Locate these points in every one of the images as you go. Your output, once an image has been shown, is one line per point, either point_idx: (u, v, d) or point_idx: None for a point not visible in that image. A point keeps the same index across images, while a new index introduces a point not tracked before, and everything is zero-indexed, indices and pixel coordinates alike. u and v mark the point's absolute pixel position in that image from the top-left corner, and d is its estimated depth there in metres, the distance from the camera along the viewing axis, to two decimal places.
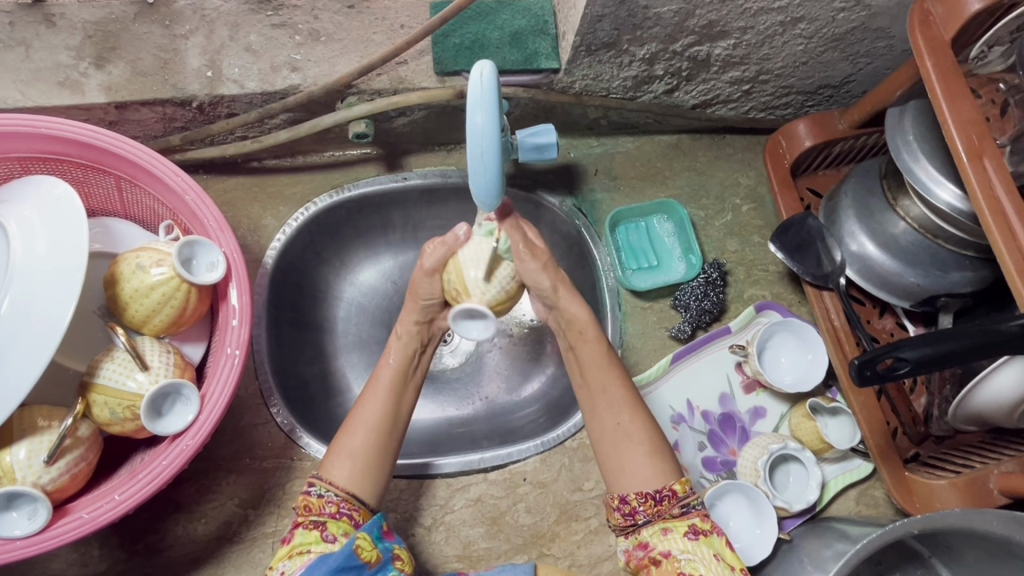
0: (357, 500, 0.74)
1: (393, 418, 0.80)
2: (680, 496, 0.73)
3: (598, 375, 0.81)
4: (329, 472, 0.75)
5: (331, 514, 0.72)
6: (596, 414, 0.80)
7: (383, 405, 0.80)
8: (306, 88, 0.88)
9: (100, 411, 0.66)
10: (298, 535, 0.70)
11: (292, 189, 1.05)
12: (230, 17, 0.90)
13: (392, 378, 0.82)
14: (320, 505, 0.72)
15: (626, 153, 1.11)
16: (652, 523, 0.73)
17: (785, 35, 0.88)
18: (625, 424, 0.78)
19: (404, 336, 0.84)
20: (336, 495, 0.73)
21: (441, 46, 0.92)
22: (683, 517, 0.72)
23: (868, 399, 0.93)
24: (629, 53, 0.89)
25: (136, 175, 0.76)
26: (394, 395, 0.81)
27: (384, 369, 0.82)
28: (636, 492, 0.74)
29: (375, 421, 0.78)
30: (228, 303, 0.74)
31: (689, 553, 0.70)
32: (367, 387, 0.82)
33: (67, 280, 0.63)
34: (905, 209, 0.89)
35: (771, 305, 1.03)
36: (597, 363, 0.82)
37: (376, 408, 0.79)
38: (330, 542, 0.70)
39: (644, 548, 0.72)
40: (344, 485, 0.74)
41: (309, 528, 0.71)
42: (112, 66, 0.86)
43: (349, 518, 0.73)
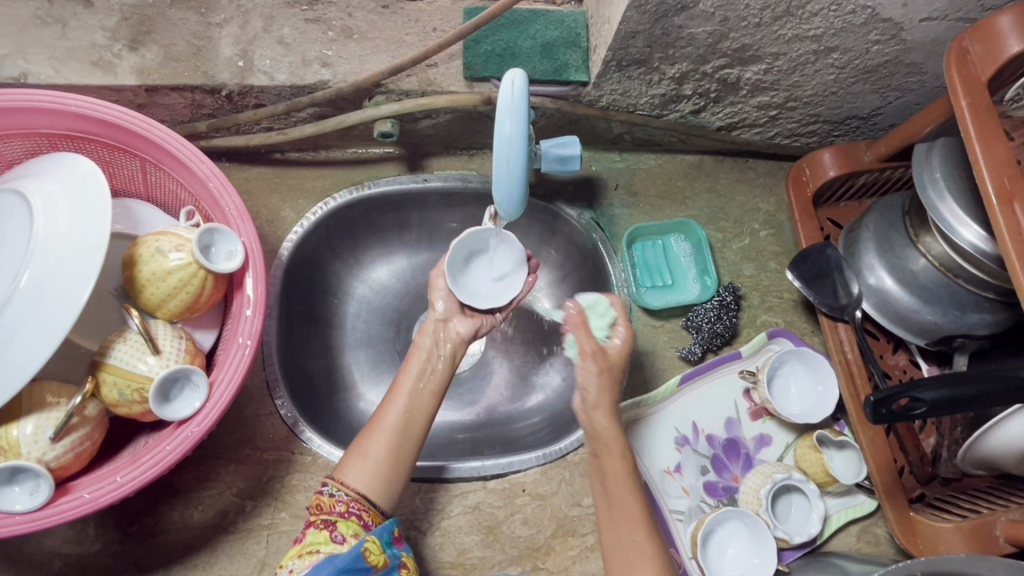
0: (368, 502, 0.74)
1: (410, 422, 0.79)
2: None
3: (617, 483, 0.78)
4: (343, 472, 0.75)
5: (341, 514, 0.72)
6: (612, 523, 0.76)
7: (401, 409, 0.79)
8: (335, 85, 0.88)
9: (108, 391, 0.66)
10: (310, 534, 0.71)
11: (313, 182, 1.05)
12: (265, 10, 0.91)
13: (411, 385, 0.82)
14: (331, 503, 0.72)
15: (648, 170, 1.11)
16: None
17: (817, 63, 0.88)
18: (640, 542, 0.74)
19: (424, 344, 0.85)
20: (347, 496, 0.73)
21: (472, 51, 0.92)
22: None
23: (876, 435, 0.92)
24: (660, 70, 0.88)
25: (161, 160, 0.76)
26: (413, 399, 0.81)
27: (405, 375, 0.83)
28: None
29: (393, 425, 0.78)
30: (243, 293, 0.74)
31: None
32: (389, 392, 0.82)
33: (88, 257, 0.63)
34: (927, 246, 0.87)
35: (783, 332, 1.03)
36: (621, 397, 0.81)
37: (396, 413, 0.79)
38: (339, 543, 0.70)
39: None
40: (356, 485, 0.74)
41: (320, 528, 0.71)
42: (146, 50, 0.86)
43: (359, 518, 0.72)
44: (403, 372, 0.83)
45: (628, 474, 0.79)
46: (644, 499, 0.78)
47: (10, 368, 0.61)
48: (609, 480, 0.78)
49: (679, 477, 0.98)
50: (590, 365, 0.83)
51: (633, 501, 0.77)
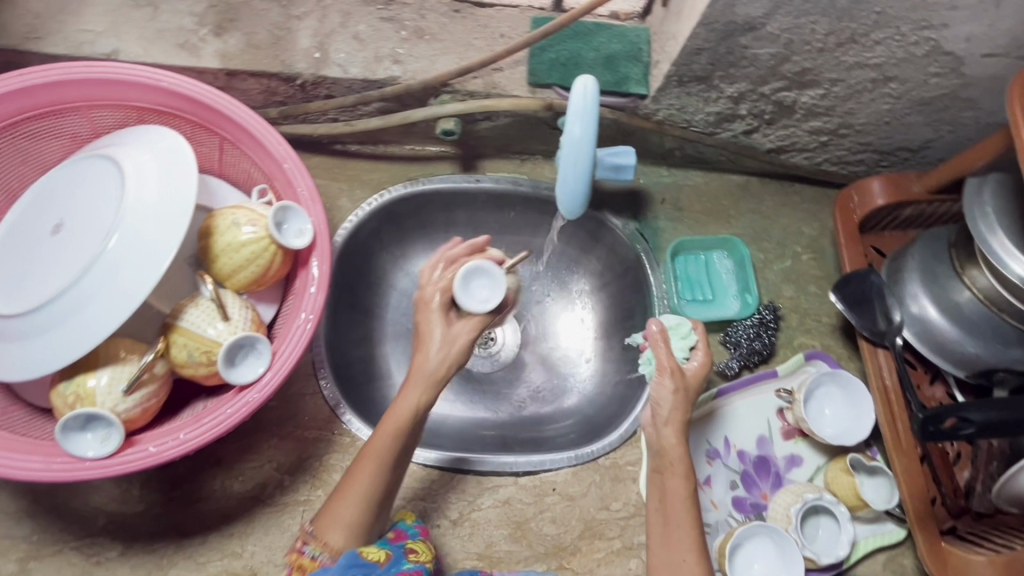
0: None
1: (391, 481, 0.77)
2: None
3: (676, 508, 0.80)
4: (325, 534, 0.74)
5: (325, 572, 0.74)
6: (666, 542, 0.78)
7: (383, 468, 0.76)
8: (404, 81, 0.92)
9: (178, 351, 0.69)
10: None
11: (369, 175, 1.09)
12: (343, 6, 0.95)
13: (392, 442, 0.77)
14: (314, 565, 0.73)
15: (695, 187, 1.13)
16: None
17: (874, 92, 0.90)
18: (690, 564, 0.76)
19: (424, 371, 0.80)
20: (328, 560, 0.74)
21: (537, 59, 0.95)
22: None
23: (911, 462, 0.92)
24: (718, 88, 0.91)
25: (240, 139, 0.80)
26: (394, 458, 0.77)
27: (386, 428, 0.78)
28: None
29: (367, 492, 0.76)
30: (307, 271, 0.77)
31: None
32: (366, 449, 0.78)
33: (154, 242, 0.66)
34: (972, 279, 0.88)
35: (820, 355, 1.03)
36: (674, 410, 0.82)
37: (372, 475, 0.76)
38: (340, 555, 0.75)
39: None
40: (337, 550, 0.74)
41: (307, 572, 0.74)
42: (229, 36, 0.91)
43: None
44: (387, 414, 0.79)
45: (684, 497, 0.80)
46: (700, 524, 0.79)
47: (97, 322, 0.64)
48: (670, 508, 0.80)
49: (708, 490, 0.98)
50: (668, 382, 0.83)
51: (687, 524, 0.78)
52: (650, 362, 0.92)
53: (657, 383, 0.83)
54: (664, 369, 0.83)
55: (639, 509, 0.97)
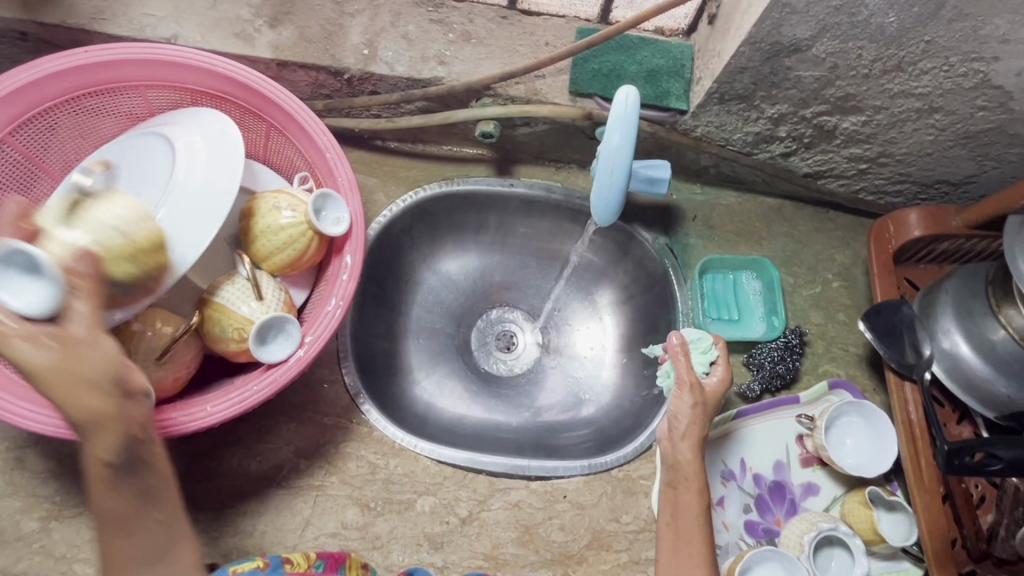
0: None
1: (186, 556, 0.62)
2: None
3: (688, 523, 0.79)
4: None
5: None
6: (676, 556, 0.77)
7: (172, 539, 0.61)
8: (448, 82, 0.94)
9: (212, 326, 0.72)
10: None
11: (406, 172, 1.10)
12: (394, 6, 0.97)
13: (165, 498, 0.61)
14: None
15: (728, 207, 1.13)
16: None
17: (917, 122, 0.89)
18: None
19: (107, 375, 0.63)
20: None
21: (580, 68, 0.96)
22: None
23: (932, 501, 0.91)
24: (759, 108, 0.91)
25: (286, 127, 0.83)
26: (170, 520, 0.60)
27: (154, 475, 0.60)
28: None
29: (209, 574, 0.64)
30: (341, 259, 0.79)
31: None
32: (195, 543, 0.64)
33: (109, 211, 0.63)
34: (1008, 318, 0.88)
35: (844, 384, 1.00)
36: (687, 422, 0.83)
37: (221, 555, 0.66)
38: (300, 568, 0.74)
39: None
40: None
41: None
42: (284, 28, 0.94)
43: None
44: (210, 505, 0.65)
45: (698, 512, 0.79)
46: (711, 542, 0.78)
47: (137, 291, 0.67)
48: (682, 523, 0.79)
49: (721, 511, 0.97)
50: (687, 396, 0.84)
51: (699, 540, 0.77)
52: (668, 375, 0.92)
53: (676, 397, 0.84)
54: (683, 383, 0.84)
55: (649, 524, 0.96)
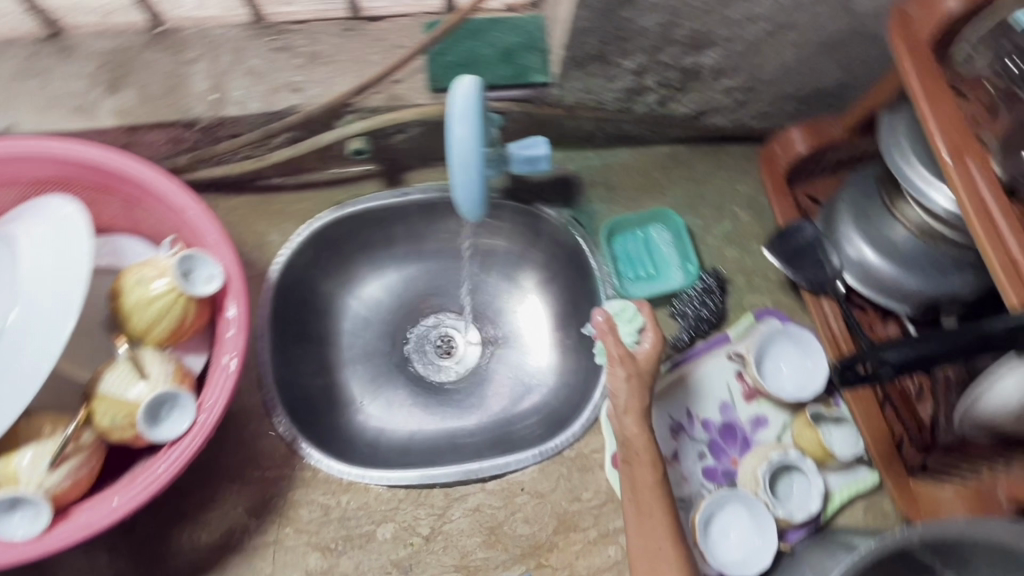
0: None
1: None
2: None
3: (646, 496, 0.81)
4: None
5: None
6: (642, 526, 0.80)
7: None
8: (305, 108, 0.92)
9: (101, 418, 0.69)
10: None
11: (296, 206, 1.08)
12: (234, 43, 0.94)
13: None
14: None
15: (624, 164, 1.12)
16: None
17: (773, 43, 0.89)
18: (666, 549, 0.78)
19: None
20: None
21: (435, 64, 0.94)
22: None
23: (869, 406, 0.93)
24: (618, 65, 0.90)
25: (142, 196, 0.80)
26: None
27: None
28: None
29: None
30: (225, 314, 0.76)
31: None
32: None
33: None
34: (904, 213, 0.88)
35: (771, 312, 1.03)
36: (626, 396, 0.84)
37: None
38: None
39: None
40: None
41: None
42: (124, 92, 0.90)
43: None
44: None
45: (653, 482, 0.81)
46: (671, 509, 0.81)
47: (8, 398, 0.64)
48: (640, 497, 0.81)
49: (678, 465, 0.98)
50: (619, 371, 0.84)
51: (660, 510, 0.80)
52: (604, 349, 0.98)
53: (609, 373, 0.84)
54: (613, 358, 0.84)
55: (611, 495, 0.96)
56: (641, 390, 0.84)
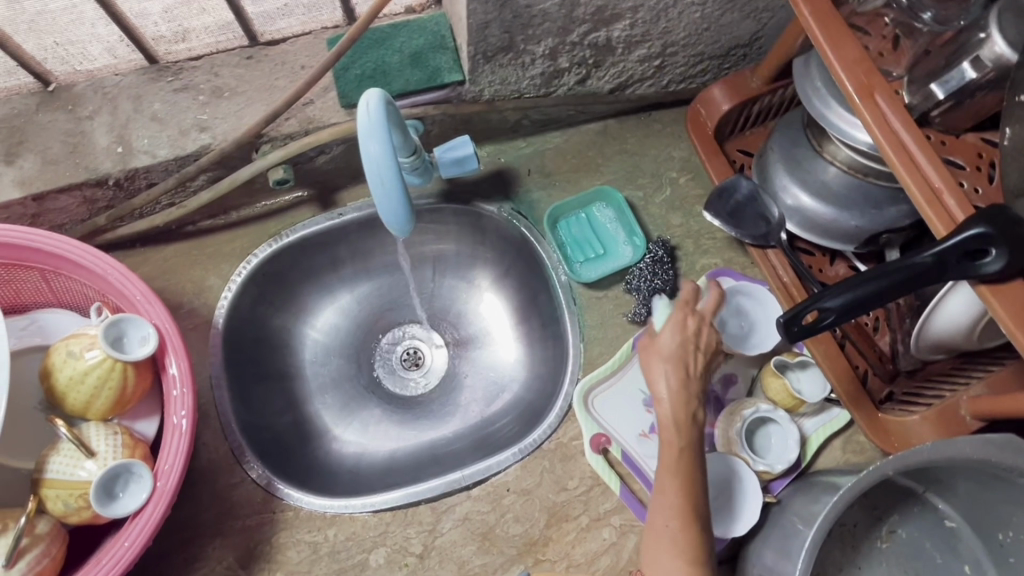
0: None
1: None
2: None
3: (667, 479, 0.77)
4: None
5: None
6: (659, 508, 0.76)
7: None
8: (217, 146, 0.88)
9: (54, 504, 0.67)
10: None
11: (231, 245, 1.04)
12: (131, 91, 0.90)
13: None
14: None
15: (556, 148, 1.11)
16: None
17: (678, 6, 0.88)
18: (673, 531, 0.74)
19: None
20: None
21: (343, 79, 0.91)
22: None
23: (828, 347, 0.92)
24: (529, 52, 0.89)
25: (60, 266, 0.76)
26: None
27: None
28: None
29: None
30: (168, 373, 0.74)
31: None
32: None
33: None
34: (832, 153, 0.89)
35: (723, 272, 1.04)
36: (654, 373, 0.80)
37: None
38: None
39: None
40: None
41: None
42: (23, 160, 0.86)
43: None
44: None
45: (673, 461, 0.77)
46: (692, 497, 0.76)
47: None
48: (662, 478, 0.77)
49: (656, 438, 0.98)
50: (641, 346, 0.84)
51: (673, 490, 0.76)
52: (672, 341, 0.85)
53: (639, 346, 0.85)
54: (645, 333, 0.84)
55: (596, 479, 0.96)
56: (678, 367, 0.79)
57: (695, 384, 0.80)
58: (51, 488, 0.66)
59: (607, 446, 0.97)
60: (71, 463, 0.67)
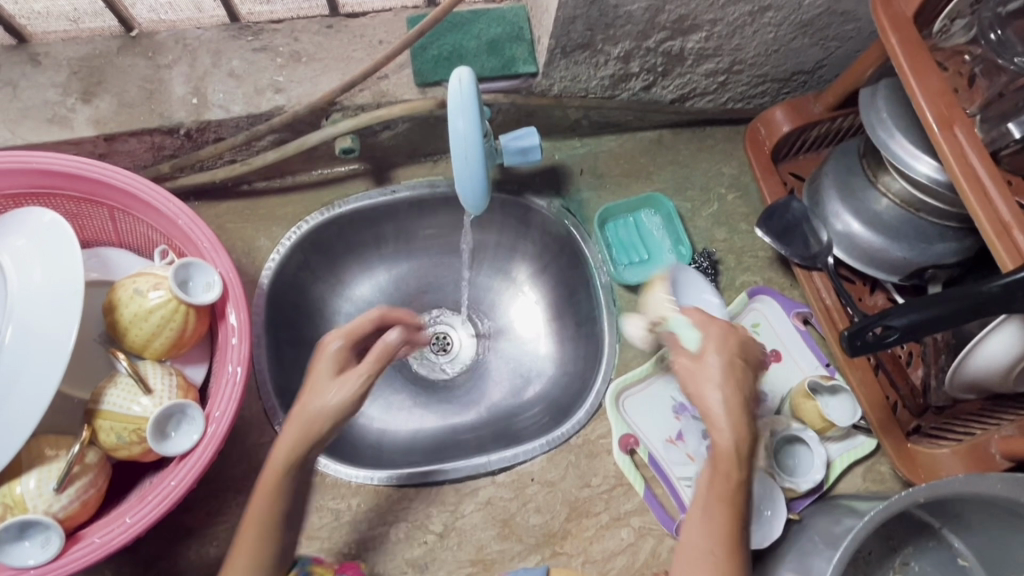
0: None
1: None
2: None
3: (719, 509, 0.65)
4: None
5: None
6: (689, 529, 0.66)
7: None
8: (290, 108, 0.90)
9: (107, 436, 0.67)
10: None
11: (283, 209, 1.05)
12: (211, 45, 0.91)
13: None
14: None
15: (610, 151, 1.13)
16: None
17: (755, 24, 0.90)
18: (711, 546, 0.64)
19: None
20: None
21: (420, 58, 0.93)
22: None
23: (865, 373, 0.96)
24: (604, 52, 0.90)
25: (129, 205, 0.77)
26: None
27: None
28: None
29: (256, 522, 0.68)
30: (227, 322, 0.75)
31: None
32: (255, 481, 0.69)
33: None
34: (886, 185, 0.90)
35: (764, 290, 1.06)
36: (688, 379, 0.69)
37: (262, 509, 0.68)
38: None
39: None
40: None
41: None
42: (99, 100, 0.87)
43: None
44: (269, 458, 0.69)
45: (728, 479, 0.65)
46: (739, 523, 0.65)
47: (16, 414, 0.62)
48: (710, 508, 0.65)
49: (682, 445, 0.99)
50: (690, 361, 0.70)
51: (721, 509, 0.65)
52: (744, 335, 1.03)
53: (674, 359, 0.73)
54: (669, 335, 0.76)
55: (620, 479, 0.97)
56: (728, 373, 0.68)
57: (750, 399, 0.69)
58: (104, 420, 0.67)
59: (635, 447, 0.98)
60: (130, 395, 0.68)
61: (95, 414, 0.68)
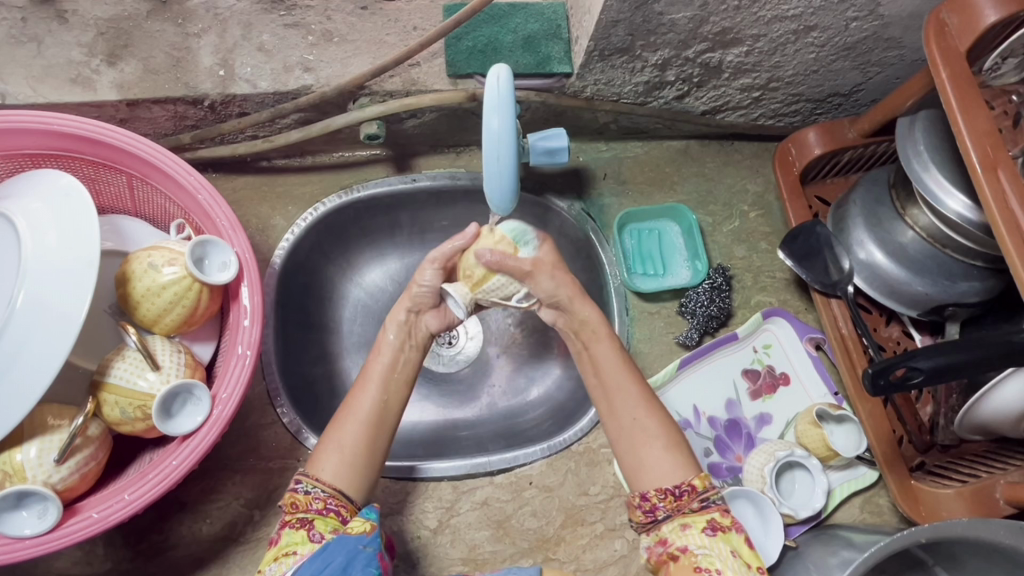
0: None
1: None
2: (699, 491, 0.73)
3: (621, 397, 0.80)
4: None
5: (319, 511, 0.72)
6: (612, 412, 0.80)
7: None
8: (319, 89, 0.88)
9: (110, 410, 0.67)
10: (285, 535, 0.70)
11: (301, 189, 1.04)
12: (243, 17, 0.90)
13: None
14: None
15: (635, 158, 1.11)
16: (671, 519, 0.72)
17: (798, 43, 0.88)
18: (642, 418, 0.78)
19: None
20: (322, 492, 0.73)
21: (454, 49, 0.92)
22: (702, 512, 0.72)
23: (875, 408, 0.94)
24: (642, 58, 0.89)
25: (148, 174, 0.76)
26: None
27: None
28: (654, 488, 0.74)
29: (366, 415, 0.78)
30: (239, 303, 0.74)
31: (705, 548, 0.69)
32: (359, 379, 0.82)
33: None
34: (914, 218, 0.89)
35: (778, 311, 1.04)
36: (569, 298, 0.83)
37: (366, 402, 0.79)
38: (317, 542, 0.70)
39: (663, 544, 0.72)
40: None
41: (297, 528, 0.71)
42: (124, 64, 0.85)
43: (337, 514, 0.73)
44: (371, 361, 0.83)
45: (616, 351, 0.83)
46: (643, 385, 0.81)
47: (23, 381, 0.61)
48: (617, 382, 0.81)
49: None
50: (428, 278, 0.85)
51: (629, 379, 0.81)
52: (760, 359, 1.04)
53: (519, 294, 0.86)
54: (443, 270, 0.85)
55: (617, 490, 0.97)
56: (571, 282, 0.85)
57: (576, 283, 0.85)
58: (108, 393, 0.66)
59: None
60: (141, 366, 0.67)
61: (101, 387, 0.67)
